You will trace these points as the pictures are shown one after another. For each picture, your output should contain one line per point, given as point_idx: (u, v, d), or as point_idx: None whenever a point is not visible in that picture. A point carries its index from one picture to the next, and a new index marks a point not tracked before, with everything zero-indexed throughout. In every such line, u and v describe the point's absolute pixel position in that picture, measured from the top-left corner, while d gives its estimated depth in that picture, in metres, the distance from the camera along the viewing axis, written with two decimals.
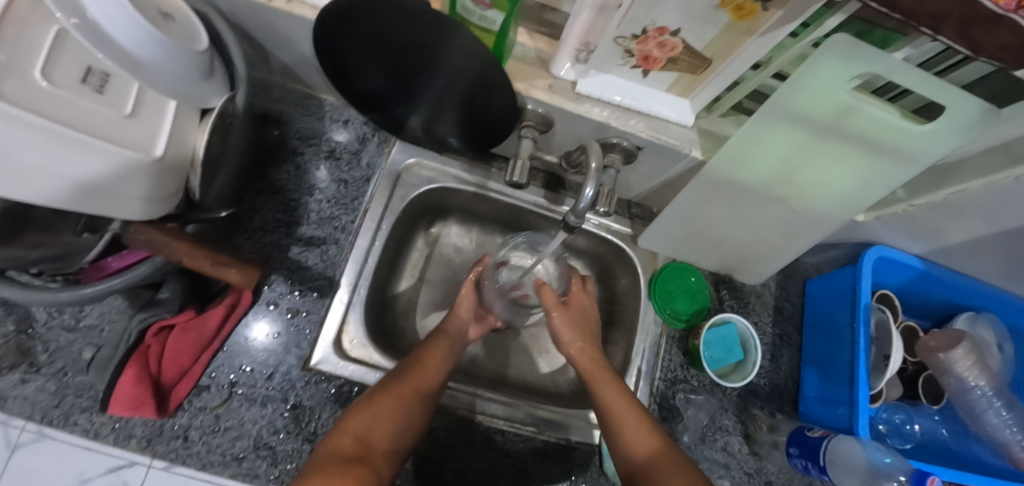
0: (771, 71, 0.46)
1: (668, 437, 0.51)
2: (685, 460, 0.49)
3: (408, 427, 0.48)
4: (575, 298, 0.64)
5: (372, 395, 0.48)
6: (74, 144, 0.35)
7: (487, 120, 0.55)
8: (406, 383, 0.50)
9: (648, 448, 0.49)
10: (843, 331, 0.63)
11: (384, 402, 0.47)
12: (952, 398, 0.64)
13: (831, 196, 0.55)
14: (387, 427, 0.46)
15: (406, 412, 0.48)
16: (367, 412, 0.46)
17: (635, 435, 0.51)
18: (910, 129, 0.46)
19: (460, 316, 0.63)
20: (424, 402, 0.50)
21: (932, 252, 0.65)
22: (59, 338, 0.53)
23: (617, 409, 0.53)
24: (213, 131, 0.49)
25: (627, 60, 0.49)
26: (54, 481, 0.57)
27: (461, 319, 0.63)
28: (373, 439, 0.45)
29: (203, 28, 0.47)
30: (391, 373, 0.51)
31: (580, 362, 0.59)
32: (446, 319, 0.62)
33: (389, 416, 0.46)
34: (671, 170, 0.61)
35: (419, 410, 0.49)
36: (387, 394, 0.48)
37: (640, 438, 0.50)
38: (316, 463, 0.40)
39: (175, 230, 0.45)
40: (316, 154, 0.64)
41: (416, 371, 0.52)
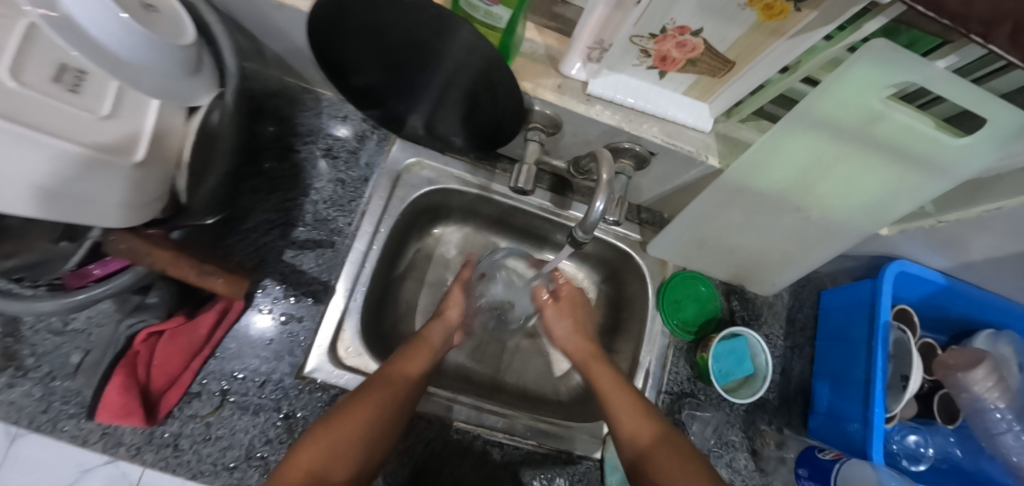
0: (800, 76, 0.43)
1: (668, 424, 0.50)
2: (687, 446, 0.47)
3: (367, 456, 0.46)
4: (564, 290, 0.68)
5: (330, 421, 0.46)
6: (35, 147, 0.32)
7: (492, 120, 0.52)
8: (369, 410, 0.47)
9: (647, 437, 0.48)
10: (859, 346, 0.60)
11: (342, 430, 0.45)
12: (969, 418, 0.61)
13: (850, 208, 0.52)
14: (343, 459, 0.44)
15: (366, 442, 0.46)
16: (324, 443, 0.44)
17: (629, 424, 0.50)
18: (947, 142, 0.42)
19: (447, 319, 0.61)
20: (388, 427, 0.48)
21: (957, 267, 0.62)
22: (45, 342, 0.51)
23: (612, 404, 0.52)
24: (199, 134, 0.46)
25: (643, 61, 0.46)
26: (55, 474, 0.52)
27: (445, 326, 0.60)
28: (327, 473, 0.43)
29: (190, 21, 0.44)
30: (354, 394, 0.48)
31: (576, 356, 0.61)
32: (427, 326, 0.59)
33: (346, 447, 0.44)
34: (685, 176, 0.58)
35: (382, 437, 0.47)
36: (348, 421, 0.46)
37: (637, 425, 0.50)
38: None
39: (158, 237, 0.43)
40: (312, 151, 0.61)
41: (384, 393, 0.49)
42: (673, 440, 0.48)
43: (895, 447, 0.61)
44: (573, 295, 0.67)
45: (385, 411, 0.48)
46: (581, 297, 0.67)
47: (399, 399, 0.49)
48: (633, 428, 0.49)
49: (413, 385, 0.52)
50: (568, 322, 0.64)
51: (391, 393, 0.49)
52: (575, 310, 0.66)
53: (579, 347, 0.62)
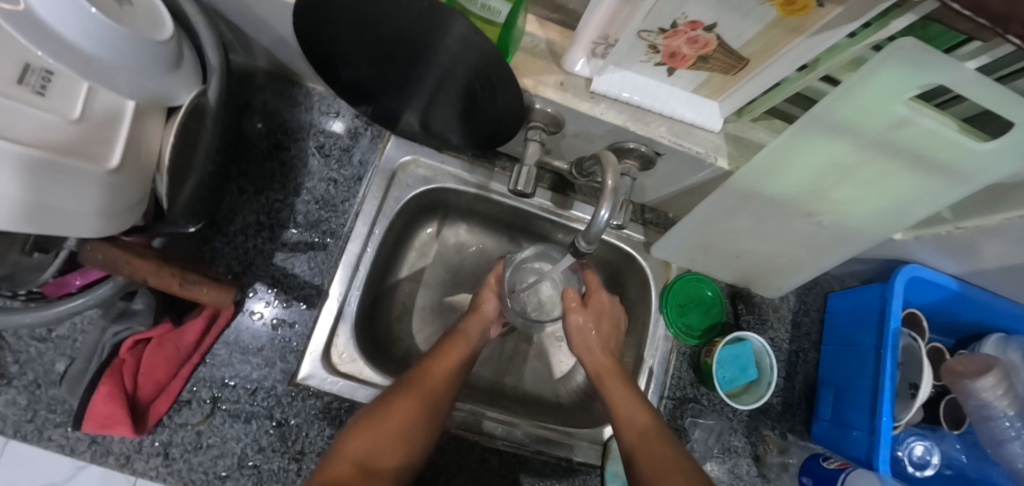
0: (819, 75, 0.40)
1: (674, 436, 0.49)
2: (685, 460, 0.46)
3: (414, 447, 0.46)
4: (596, 298, 0.59)
5: (371, 415, 0.46)
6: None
7: (491, 119, 0.49)
8: (413, 404, 0.47)
9: (634, 425, 0.49)
10: (867, 352, 0.59)
11: (386, 423, 0.45)
12: (974, 424, 0.60)
13: (865, 214, 0.49)
14: (389, 449, 0.44)
15: (412, 434, 0.46)
16: (371, 433, 0.44)
17: (625, 421, 0.50)
18: (971, 146, 0.39)
19: (483, 314, 0.58)
20: (432, 420, 0.47)
21: (970, 272, 0.60)
22: (30, 348, 0.49)
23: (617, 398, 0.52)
24: (177, 137, 0.43)
25: (650, 57, 0.43)
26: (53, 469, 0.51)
27: (483, 319, 0.58)
28: (374, 463, 0.43)
29: (168, 14, 0.41)
30: (398, 388, 0.48)
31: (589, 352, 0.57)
32: (467, 319, 0.57)
33: (392, 438, 0.45)
34: (692, 177, 0.56)
35: (426, 429, 0.47)
36: (391, 416, 0.45)
37: (628, 424, 0.49)
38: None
39: (136, 246, 0.41)
40: (302, 149, 0.59)
41: (427, 387, 0.49)
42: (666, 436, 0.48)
43: (899, 454, 0.60)
44: (603, 304, 0.59)
45: (429, 404, 0.48)
46: (612, 307, 0.59)
47: (440, 393, 0.49)
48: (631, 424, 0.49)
49: (452, 381, 0.51)
50: (586, 319, 0.57)
51: (432, 388, 0.49)
52: (605, 322, 0.58)
53: (596, 360, 0.56)
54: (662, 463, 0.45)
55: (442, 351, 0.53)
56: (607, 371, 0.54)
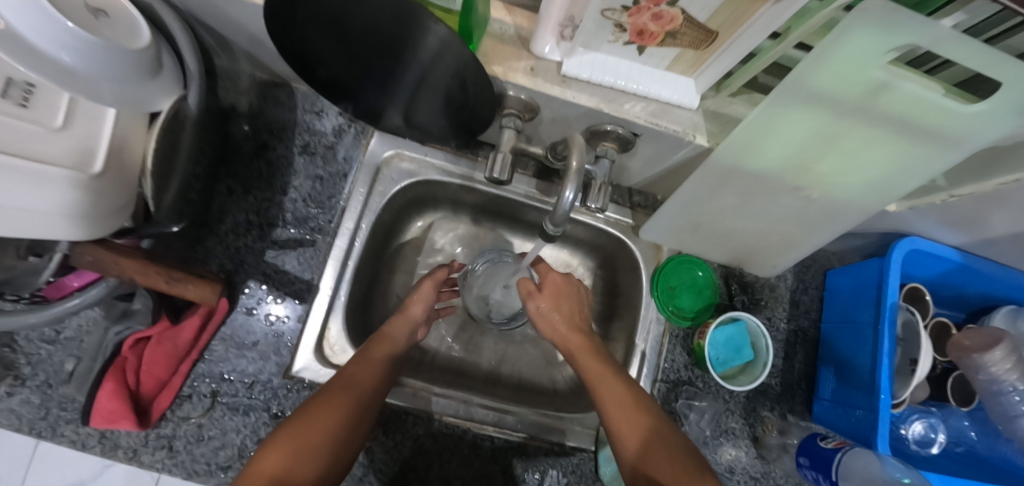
0: (794, 42, 0.38)
1: (668, 435, 0.46)
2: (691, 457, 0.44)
3: (335, 459, 0.42)
4: (550, 279, 0.60)
5: (296, 421, 0.42)
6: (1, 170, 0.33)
7: (465, 109, 0.49)
8: (338, 408, 0.44)
9: (627, 429, 0.46)
10: (866, 329, 0.57)
11: (313, 426, 0.42)
12: (984, 400, 0.57)
13: (853, 184, 0.48)
14: (309, 461, 0.40)
15: (333, 442, 0.42)
16: (288, 444, 0.40)
17: (625, 433, 0.46)
18: (957, 109, 0.37)
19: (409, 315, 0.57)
20: (356, 425, 0.45)
21: (972, 242, 0.57)
22: (40, 350, 0.52)
23: (606, 400, 0.48)
24: (161, 138, 0.45)
25: (619, 35, 0.42)
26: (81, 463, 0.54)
27: (408, 321, 0.57)
28: (294, 475, 0.39)
29: (145, 22, 0.43)
30: (313, 396, 0.44)
31: (567, 342, 0.55)
32: (392, 321, 0.56)
33: (315, 447, 0.41)
34: (673, 156, 0.55)
35: (349, 435, 0.44)
36: (310, 427, 0.41)
37: (629, 436, 0.46)
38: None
39: (127, 247, 0.43)
40: (288, 149, 0.60)
41: (351, 389, 0.46)
42: (670, 440, 0.45)
43: (903, 432, 0.58)
44: (558, 283, 0.60)
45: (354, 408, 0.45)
46: (568, 288, 0.59)
47: (364, 396, 0.47)
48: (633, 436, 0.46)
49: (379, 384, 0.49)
50: (546, 303, 0.57)
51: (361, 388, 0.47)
52: (564, 302, 0.58)
53: (566, 340, 0.55)
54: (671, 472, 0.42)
55: (368, 350, 0.51)
56: (580, 348, 0.54)
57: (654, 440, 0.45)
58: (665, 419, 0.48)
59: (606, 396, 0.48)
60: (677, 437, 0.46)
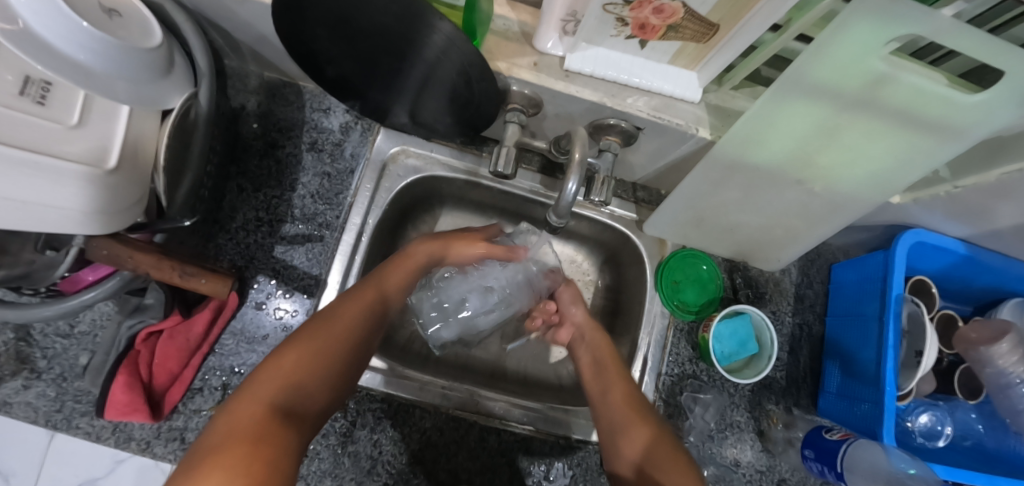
0: (794, 34, 0.39)
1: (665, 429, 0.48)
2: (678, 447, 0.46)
3: (328, 389, 0.40)
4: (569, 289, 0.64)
5: (294, 346, 0.40)
6: (19, 165, 0.34)
7: (470, 105, 0.50)
8: (326, 340, 0.42)
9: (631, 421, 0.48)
10: (871, 322, 0.57)
11: (310, 351, 0.40)
12: (992, 394, 0.57)
13: (857, 177, 0.48)
14: (303, 389, 0.38)
15: (325, 370, 0.40)
16: (280, 374, 0.37)
17: (624, 414, 0.49)
18: (959, 100, 0.38)
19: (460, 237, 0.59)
20: (346, 356, 0.43)
21: (978, 235, 0.57)
22: (55, 345, 0.53)
23: (612, 385, 0.52)
24: (173, 133, 0.46)
25: (621, 30, 0.43)
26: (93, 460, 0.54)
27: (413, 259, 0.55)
28: (298, 403, 0.37)
29: (157, 22, 0.44)
30: (303, 329, 0.42)
31: (585, 327, 0.60)
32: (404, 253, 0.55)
33: (315, 375, 0.39)
34: (677, 150, 0.55)
35: (340, 365, 0.42)
36: (308, 354, 0.40)
37: (631, 423, 0.48)
38: (217, 447, 0.30)
39: (140, 241, 0.44)
40: (296, 146, 0.61)
41: (340, 323, 0.44)
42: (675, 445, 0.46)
43: (910, 425, 0.58)
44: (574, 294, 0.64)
45: (340, 340, 0.43)
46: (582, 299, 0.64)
47: (355, 329, 0.45)
48: (638, 436, 0.47)
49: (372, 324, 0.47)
50: (570, 298, 0.63)
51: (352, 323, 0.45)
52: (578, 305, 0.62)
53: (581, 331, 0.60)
54: (677, 473, 0.42)
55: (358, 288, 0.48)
56: (592, 330, 0.59)
57: (659, 441, 0.46)
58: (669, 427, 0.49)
59: (614, 382, 0.52)
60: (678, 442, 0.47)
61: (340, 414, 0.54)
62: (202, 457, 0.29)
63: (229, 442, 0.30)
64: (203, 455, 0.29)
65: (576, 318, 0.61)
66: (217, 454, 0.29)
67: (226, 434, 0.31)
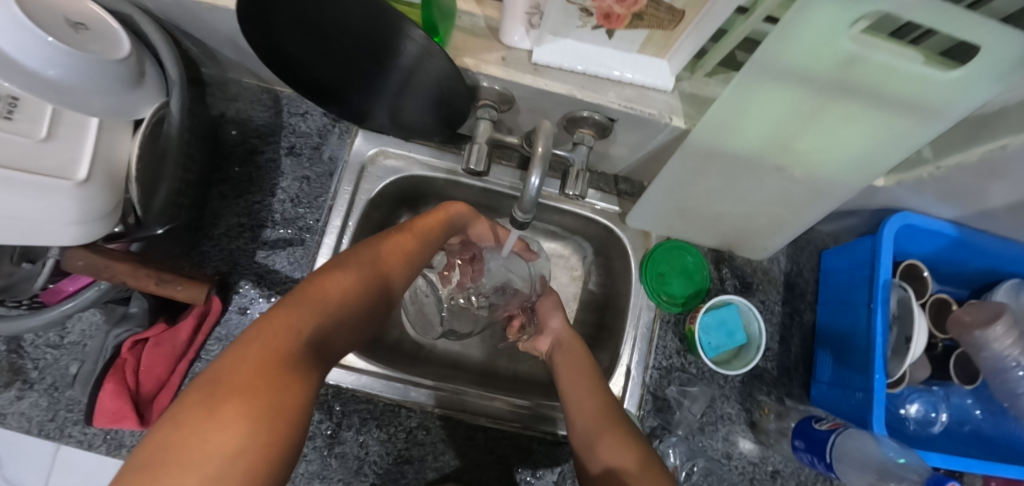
0: (762, 16, 0.38)
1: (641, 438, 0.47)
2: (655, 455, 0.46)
3: (355, 330, 0.35)
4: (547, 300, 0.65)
5: (329, 279, 0.34)
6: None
7: (441, 102, 0.49)
8: (365, 279, 0.36)
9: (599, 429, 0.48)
10: (860, 309, 0.56)
11: (346, 289, 0.34)
12: (989, 379, 0.56)
13: (838, 161, 0.47)
14: (336, 326, 0.32)
15: (358, 310, 0.35)
16: (318, 304, 0.32)
17: (592, 424, 0.49)
18: (936, 77, 0.36)
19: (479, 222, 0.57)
20: (380, 299, 0.38)
21: (969, 215, 0.55)
22: (46, 355, 0.54)
23: (578, 396, 0.52)
24: (144, 147, 0.45)
25: (586, 21, 0.43)
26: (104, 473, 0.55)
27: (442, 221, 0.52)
28: (327, 340, 0.32)
29: (126, 33, 0.44)
30: (337, 260, 0.36)
31: (563, 336, 0.60)
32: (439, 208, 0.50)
33: (346, 316, 0.34)
34: (655, 141, 0.54)
35: (373, 306, 0.37)
36: (345, 290, 0.34)
37: (602, 436, 0.47)
38: (240, 376, 0.25)
39: (117, 251, 0.45)
40: (276, 151, 0.61)
41: (377, 263, 0.38)
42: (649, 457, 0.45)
43: (903, 412, 0.57)
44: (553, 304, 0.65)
45: (375, 280, 0.37)
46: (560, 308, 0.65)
47: (390, 271, 0.39)
48: (609, 446, 0.46)
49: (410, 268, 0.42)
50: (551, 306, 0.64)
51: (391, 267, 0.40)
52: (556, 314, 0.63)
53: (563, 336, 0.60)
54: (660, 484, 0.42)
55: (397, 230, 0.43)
56: (568, 343, 0.58)
57: (648, 456, 0.45)
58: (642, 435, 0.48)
59: (579, 393, 0.52)
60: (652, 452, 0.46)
61: (324, 416, 0.55)
62: (217, 384, 0.24)
63: (253, 376, 0.25)
64: (220, 381, 0.24)
65: (558, 329, 0.61)
66: (236, 387, 0.24)
67: (250, 360, 0.26)
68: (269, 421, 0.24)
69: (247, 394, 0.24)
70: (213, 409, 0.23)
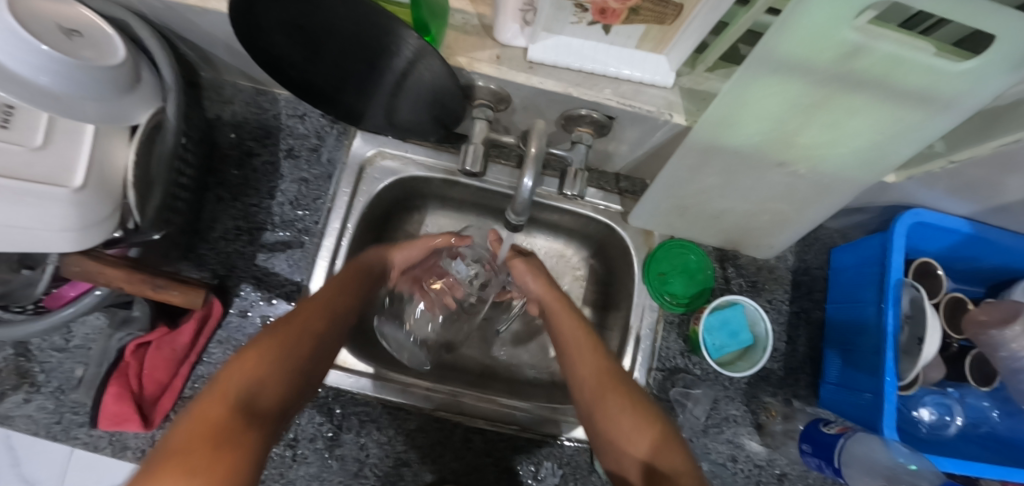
0: (763, 8, 0.36)
1: (654, 409, 0.46)
2: (671, 429, 0.44)
3: (299, 381, 0.40)
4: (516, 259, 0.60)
5: (256, 345, 0.39)
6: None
7: (435, 103, 0.49)
8: (299, 336, 0.41)
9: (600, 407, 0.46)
10: (870, 308, 0.54)
11: (271, 350, 0.39)
12: (1006, 381, 0.54)
13: (843, 155, 0.45)
14: (275, 382, 0.37)
15: (291, 368, 0.39)
16: (247, 370, 0.36)
17: (606, 401, 0.46)
18: (947, 69, 0.35)
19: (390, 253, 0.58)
20: (310, 352, 0.42)
21: (986, 211, 0.53)
22: (51, 358, 0.55)
23: (583, 370, 0.49)
24: (140, 150, 0.46)
25: (580, 17, 0.41)
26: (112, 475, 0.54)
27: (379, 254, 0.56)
28: (261, 397, 0.36)
29: (118, 38, 0.44)
30: (267, 329, 0.41)
31: (546, 299, 0.56)
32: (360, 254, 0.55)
33: (278, 373, 0.38)
34: (655, 138, 0.53)
35: (306, 362, 0.41)
36: (273, 350, 0.39)
37: (616, 410, 0.45)
38: (178, 451, 0.29)
39: (114, 257, 0.45)
40: (273, 154, 0.61)
41: (305, 321, 0.43)
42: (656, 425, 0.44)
43: (915, 415, 0.56)
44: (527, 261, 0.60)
45: (305, 337, 0.42)
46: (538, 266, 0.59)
47: (319, 326, 0.44)
48: (613, 418, 0.45)
49: (342, 314, 0.48)
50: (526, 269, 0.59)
51: (324, 316, 0.45)
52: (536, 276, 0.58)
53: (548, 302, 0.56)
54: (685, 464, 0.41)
55: (330, 283, 0.49)
56: (556, 304, 0.55)
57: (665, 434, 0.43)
58: (646, 396, 0.47)
59: (585, 365, 0.49)
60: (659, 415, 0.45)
61: (325, 418, 0.55)
62: (161, 460, 0.29)
63: (188, 448, 0.29)
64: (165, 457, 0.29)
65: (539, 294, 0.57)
66: (178, 457, 0.29)
67: (186, 437, 0.30)
68: (204, 475, 0.28)
69: (186, 462, 0.28)
70: (158, 479, 0.27)
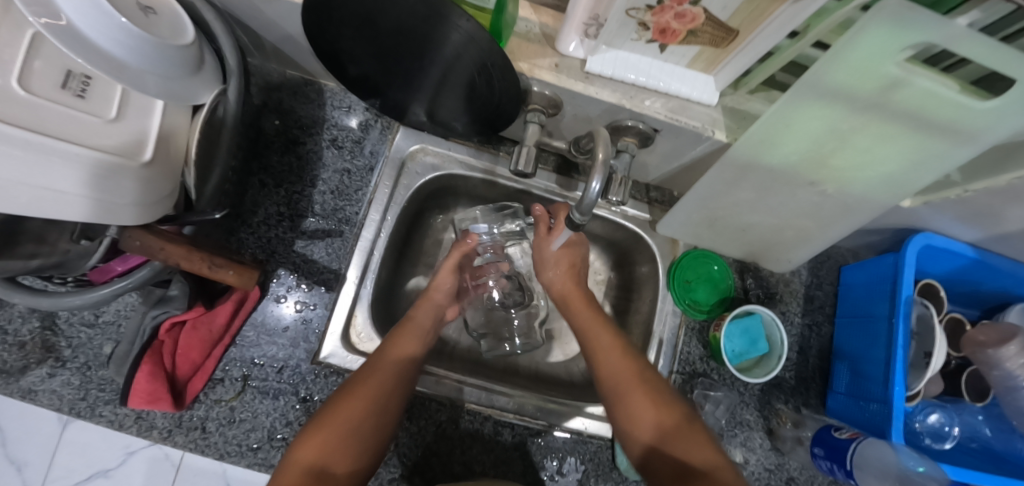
0: (811, 41, 0.39)
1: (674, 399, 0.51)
2: (695, 422, 0.49)
3: (367, 444, 0.46)
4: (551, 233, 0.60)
5: (323, 416, 0.46)
6: (58, 156, 0.35)
7: (491, 106, 0.50)
8: (360, 403, 0.47)
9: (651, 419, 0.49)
10: (880, 323, 0.58)
11: (334, 420, 0.45)
12: (999, 396, 0.58)
13: (871, 179, 0.48)
14: (340, 451, 0.44)
15: (361, 435, 0.46)
16: (315, 442, 0.44)
17: (636, 403, 0.50)
18: (972, 105, 0.38)
19: (433, 299, 0.59)
20: (377, 414, 0.47)
21: (989, 238, 0.58)
22: (80, 334, 0.54)
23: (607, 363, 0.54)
24: (203, 129, 0.47)
25: (642, 34, 0.44)
26: (105, 451, 0.62)
27: (432, 306, 0.59)
28: (326, 467, 0.43)
29: (189, 19, 0.45)
30: (341, 391, 0.48)
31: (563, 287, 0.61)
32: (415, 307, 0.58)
33: (342, 444, 0.44)
34: (692, 152, 0.56)
35: (376, 424, 0.47)
36: (337, 419, 0.45)
37: (641, 408, 0.50)
38: None
39: (170, 233, 0.45)
40: (317, 143, 0.62)
41: (371, 384, 0.48)
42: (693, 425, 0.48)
43: (917, 426, 0.59)
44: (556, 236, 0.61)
45: (371, 402, 0.47)
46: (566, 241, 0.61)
47: (387, 385, 0.49)
48: (653, 416, 0.49)
49: (403, 369, 0.51)
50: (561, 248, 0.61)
51: (384, 376, 0.49)
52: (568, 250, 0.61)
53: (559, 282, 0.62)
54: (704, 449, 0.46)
55: (389, 342, 0.52)
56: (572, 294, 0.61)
57: (680, 422, 0.49)
58: (667, 387, 0.52)
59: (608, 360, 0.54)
60: (685, 411, 0.50)
61: None
62: None
63: None
64: None
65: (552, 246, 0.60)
66: None
67: None
68: None
69: None
70: None
